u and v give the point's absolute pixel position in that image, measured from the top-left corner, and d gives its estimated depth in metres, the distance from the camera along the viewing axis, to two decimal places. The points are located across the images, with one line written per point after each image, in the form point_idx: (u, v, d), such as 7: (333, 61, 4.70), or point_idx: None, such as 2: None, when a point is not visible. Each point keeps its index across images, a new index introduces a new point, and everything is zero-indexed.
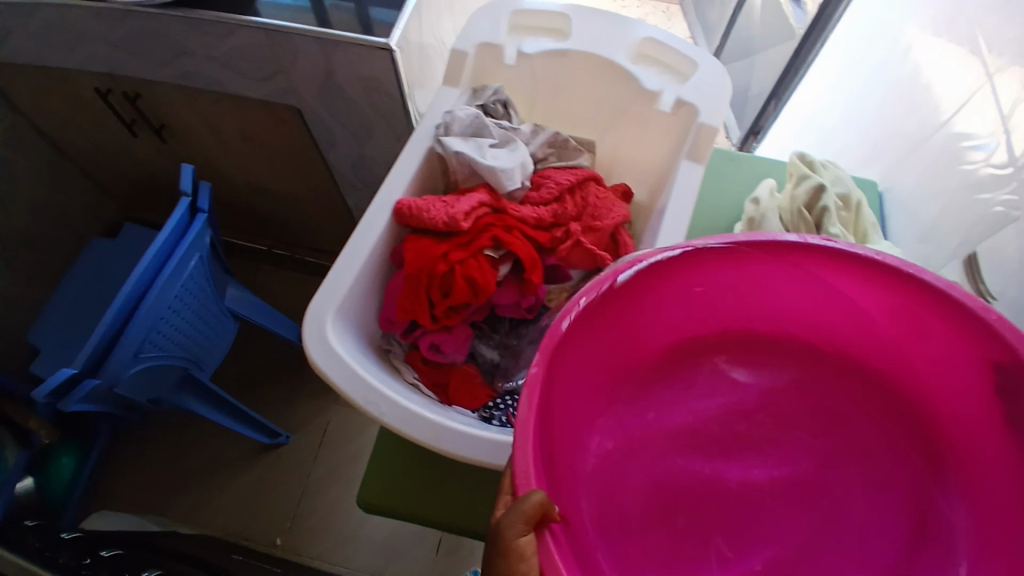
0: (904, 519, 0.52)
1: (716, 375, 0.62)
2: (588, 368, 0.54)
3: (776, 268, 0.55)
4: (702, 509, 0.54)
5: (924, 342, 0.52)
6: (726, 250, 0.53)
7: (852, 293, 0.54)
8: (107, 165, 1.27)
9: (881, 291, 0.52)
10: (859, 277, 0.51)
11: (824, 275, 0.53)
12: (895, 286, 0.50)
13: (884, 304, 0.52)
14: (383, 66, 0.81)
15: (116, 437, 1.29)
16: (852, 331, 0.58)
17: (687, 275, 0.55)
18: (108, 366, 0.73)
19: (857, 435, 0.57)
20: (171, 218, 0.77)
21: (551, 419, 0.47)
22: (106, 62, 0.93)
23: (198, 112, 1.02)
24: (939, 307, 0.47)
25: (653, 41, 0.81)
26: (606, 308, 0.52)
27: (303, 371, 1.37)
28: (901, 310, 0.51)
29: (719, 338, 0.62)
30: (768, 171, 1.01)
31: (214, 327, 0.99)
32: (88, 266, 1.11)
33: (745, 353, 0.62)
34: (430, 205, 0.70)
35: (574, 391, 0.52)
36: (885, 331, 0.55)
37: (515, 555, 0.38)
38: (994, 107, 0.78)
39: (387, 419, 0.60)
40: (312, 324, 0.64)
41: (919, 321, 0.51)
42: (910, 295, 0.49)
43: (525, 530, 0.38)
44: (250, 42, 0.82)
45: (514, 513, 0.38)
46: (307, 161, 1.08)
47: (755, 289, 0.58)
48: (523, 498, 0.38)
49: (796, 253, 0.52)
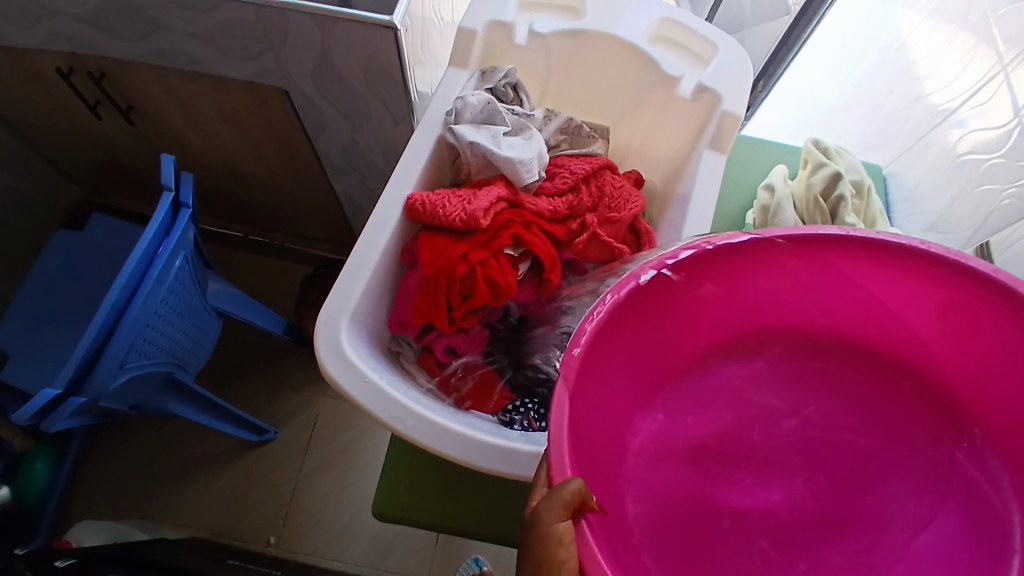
0: (960, 519, 0.49)
1: (750, 372, 0.58)
2: (622, 374, 0.52)
3: (814, 267, 0.53)
4: (740, 509, 0.51)
5: (971, 339, 0.50)
6: (759, 249, 0.51)
7: (892, 291, 0.52)
8: (69, 151, 1.19)
9: (923, 288, 0.50)
10: (900, 271, 0.50)
11: (867, 272, 0.51)
12: (941, 280, 0.48)
13: (926, 299, 0.51)
14: (379, 44, 0.75)
15: (92, 439, 1.23)
16: (894, 331, 0.55)
17: (724, 273, 0.53)
18: (94, 379, 0.69)
19: (903, 433, 0.54)
20: (157, 215, 0.72)
21: (583, 420, 0.45)
22: (77, 39, 0.86)
23: (173, 92, 0.95)
24: (995, 298, 0.46)
25: (671, 21, 0.76)
26: (639, 308, 0.50)
27: (288, 363, 1.31)
28: (945, 305, 0.50)
29: (760, 340, 0.59)
30: (773, 157, 0.97)
31: (200, 325, 0.93)
32: (55, 259, 1.04)
33: (787, 353, 0.58)
34: (444, 201, 0.66)
35: (606, 393, 0.49)
36: (928, 331, 0.53)
37: (553, 541, 0.37)
38: (1008, 97, 0.75)
39: (414, 435, 0.56)
40: (324, 327, 0.59)
41: (968, 316, 0.49)
42: (958, 288, 0.48)
43: (564, 516, 0.37)
44: (236, 18, 0.76)
45: (552, 499, 0.37)
46: (293, 145, 1.02)
47: (792, 291, 0.56)
48: (562, 485, 0.37)
49: (837, 247, 0.50)
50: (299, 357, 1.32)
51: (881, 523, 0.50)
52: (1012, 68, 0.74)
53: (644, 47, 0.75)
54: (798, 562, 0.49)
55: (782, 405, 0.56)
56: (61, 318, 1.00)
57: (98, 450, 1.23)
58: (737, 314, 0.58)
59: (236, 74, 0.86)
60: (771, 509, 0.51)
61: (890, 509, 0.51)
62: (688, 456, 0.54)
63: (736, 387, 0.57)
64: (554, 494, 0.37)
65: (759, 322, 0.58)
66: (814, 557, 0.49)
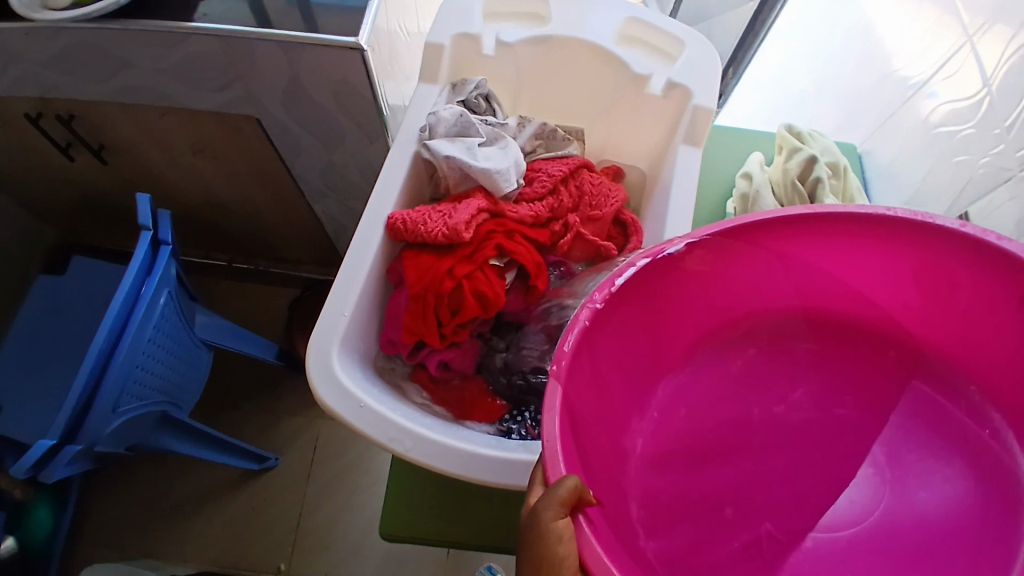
0: (963, 478, 0.50)
1: (743, 361, 0.58)
2: (612, 375, 0.52)
3: (792, 250, 0.53)
4: (742, 492, 0.52)
5: (955, 298, 0.50)
6: (733, 239, 0.51)
7: (870, 262, 0.52)
8: (44, 195, 1.18)
9: (899, 255, 0.50)
10: (875, 242, 0.50)
11: (846, 246, 0.51)
12: (915, 245, 0.49)
13: (903, 267, 0.51)
14: (348, 66, 0.75)
15: (92, 483, 1.22)
16: (877, 302, 0.55)
17: (705, 265, 0.53)
18: (88, 426, 0.68)
19: (897, 406, 0.55)
20: (137, 253, 0.71)
21: (576, 425, 0.45)
22: (42, 83, 0.85)
23: (145, 128, 0.94)
24: (973, 256, 0.46)
25: (637, 20, 0.77)
26: (621, 309, 0.50)
27: (283, 388, 1.31)
28: (925, 270, 0.50)
29: (747, 328, 0.59)
30: (749, 145, 0.98)
31: (190, 360, 0.92)
32: (39, 306, 1.02)
33: (774, 338, 0.59)
34: (425, 217, 0.66)
35: (598, 397, 0.50)
36: (910, 296, 0.53)
37: (552, 539, 0.37)
38: (977, 68, 0.75)
39: (415, 455, 0.56)
40: (316, 355, 0.59)
41: (947, 276, 0.49)
42: (933, 249, 0.48)
43: (561, 513, 0.37)
44: (201, 50, 0.76)
45: (548, 498, 0.38)
46: (270, 171, 1.01)
47: (773, 276, 0.56)
48: (557, 483, 0.38)
49: (812, 226, 0.50)
50: (294, 382, 1.31)
51: (886, 490, 0.50)
52: (978, 37, 0.75)
53: (612, 48, 0.76)
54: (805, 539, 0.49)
55: (775, 390, 0.56)
56: (50, 365, 0.99)
57: (99, 493, 1.21)
58: (725, 305, 0.58)
59: (207, 105, 0.86)
60: (774, 488, 0.52)
61: (893, 478, 0.51)
62: (688, 452, 0.54)
63: (731, 376, 0.57)
64: (550, 495, 0.38)
65: (746, 312, 0.58)
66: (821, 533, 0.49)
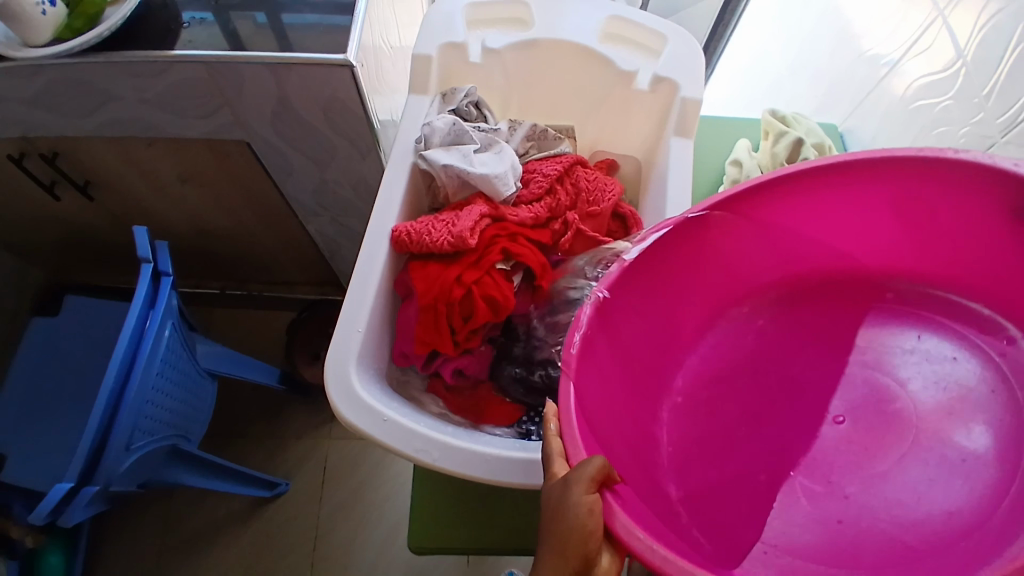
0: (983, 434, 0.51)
1: (749, 331, 0.62)
2: (627, 362, 0.56)
3: (779, 216, 0.58)
4: (772, 457, 0.54)
5: (933, 222, 0.55)
6: (720, 216, 0.56)
7: (853, 211, 0.57)
8: (29, 236, 1.16)
9: (876, 196, 0.55)
10: (851, 188, 0.55)
11: (829, 200, 0.56)
12: (887, 181, 0.53)
13: (882, 207, 0.56)
14: (338, 83, 0.75)
15: (101, 526, 1.20)
16: (868, 248, 0.60)
17: (697, 247, 0.58)
18: (104, 465, 0.67)
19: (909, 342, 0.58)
20: (138, 288, 0.70)
21: (594, 417, 0.49)
22: (25, 123, 0.83)
23: (131, 160, 0.93)
24: (944, 177, 0.51)
25: (618, 18, 0.78)
26: (624, 299, 0.54)
27: (287, 412, 1.29)
28: (902, 204, 0.55)
29: (748, 299, 0.63)
30: (734, 133, 1.00)
31: (196, 390, 0.91)
32: (35, 350, 1.00)
33: (776, 308, 0.63)
34: (429, 227, 0.67)
35: (614, 385, 0.53)
36: (894, 233, 0.58)
37: (581, 514, 0.40)
38: (949, 41, 0.78)
39: (443, 464, 0.56)
40: (334, 373, 0.59)
41: (922, 204, 0.54)
42: (904, 181, 0.53)
43: (591, 489, 0.40)
44: (188, 78, 0.75)
45: (577, 475, 0.40)
46: (261, 195, 1.01)
47: (765, 247, 0.61)
48: (585, 461, 0.40)
49: (790, 185, 0.55)
50: (297, 405, 1.30)
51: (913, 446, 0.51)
52: (950, 10, 0.77)
53: (597, 47, 0.77)
54: (844, 487, 0.51)
55: (785, 354, 0.60)
56: (52, 408, 0.97)
57: (110, 535, 1.19)
58: (722, 288, 0.62)
59: (195, 132, 0.86)
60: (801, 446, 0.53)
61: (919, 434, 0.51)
62: (711, 433, 0.57)
63: (745, 347, 0.61)
64: (579, 474, 0.40)
65: (744, 286, 0.63)
66: (857, 473, 0.51)
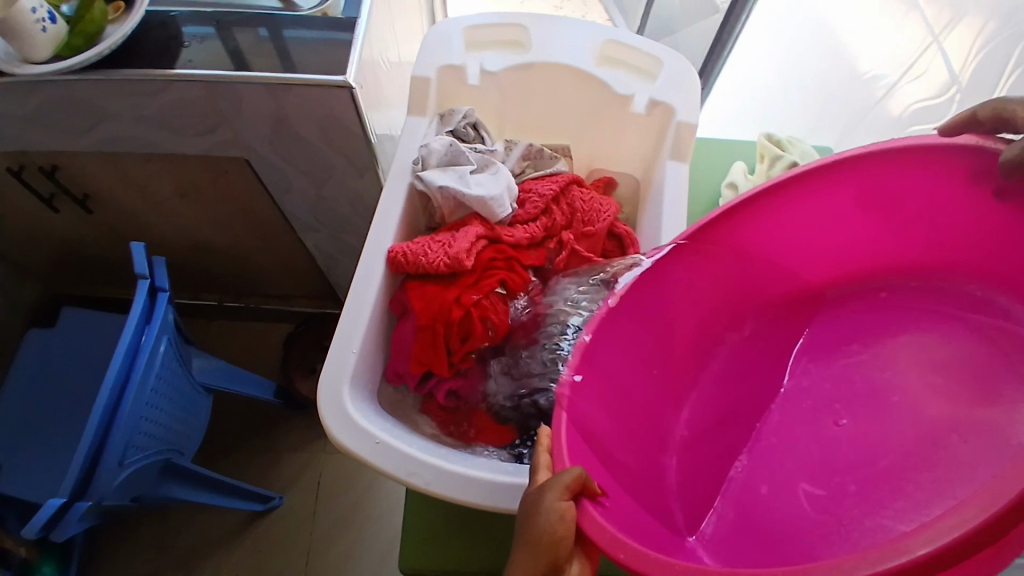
0: None
1: (741, 350, 0.66)
2: (633, 383, 0.59)
3: (760, 229, 0.61)
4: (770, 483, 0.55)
5: (904, 212, 0.57)
6: (704, 238, 0.59)
7: (827, 216, 0.60)
8: (27, 249, 1.16)
9: (844, 198, 0.57)
10: (819, 194, 0.57)
11: (803, 208, 0.59)
12: (848, 181, 0.56)
13: (852, 207, 0.58)
14: (337, 104, 0.75)
15: (93, 541, 1.19)
16: (855, 251, 0.63)
17: (691, 271, 0.61)
18: (97, 483, 0.67)
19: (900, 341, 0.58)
20: (135, 305, 0.71)
21: (593, 437, 0.51)
22: (25, 139, 0.84)
23: (129, 176, 0.94)
24: (892, 167, 0.53)
25: (614, 41, 0.79)
26: (627, 325, 0.56)
27: (282, 427, 1.29)
28: (866, 200, 0.57)
29: (743, 317, 0.67)
30: (730, 155, 1.01)
31: (191, 405, 0.91)
32: (30, 364, 1.00)
33: (762, 325, 0.67)
34: (425, 248, 0.67)
35: (616, 404, 0.56)
36: (872, 231, 0.60)
37: (553, 517, 0.41)
38: (945, 68, 0.79)
39: (436, 488, 0.56)
40: (328, 392, 0.59)
41: (885, 198, 0.56)
42: (862, 179, 0.55)
43: (565, 496, 0.42)
44: (187, 96, 0.76)
45: (554, 482, 0.42)
46: (259, 211, 1.01)
47: (754, 264, 0.64)
48: (564, 469, 0.43)
49: (766, 200, 0.58)
50: (293, 419, 1.30)
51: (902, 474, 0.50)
52: (944, 36, 0.79)
53: (593, 70, 0.77)
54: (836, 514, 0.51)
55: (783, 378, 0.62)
56: (44, 421, 0.97)
57: (102, 551, 1.19)
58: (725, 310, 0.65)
59: (194, 150, 0.86)
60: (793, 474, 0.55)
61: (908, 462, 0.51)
62: (715, 454, 0.60)
63: (739, 366, 0.65)
64: (555, 479, 0.42)
65: (738, 305, 0.66)
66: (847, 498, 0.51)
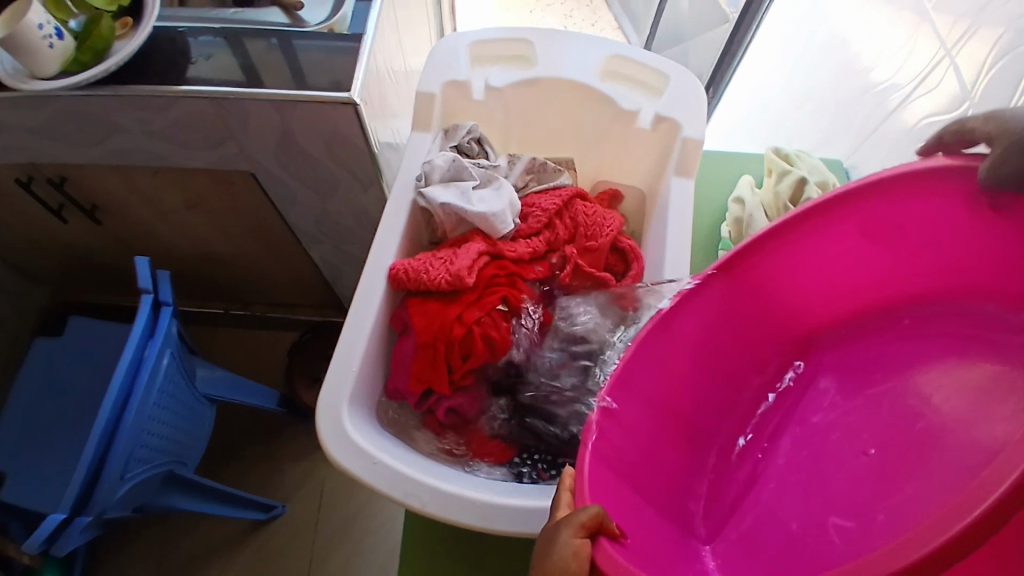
0: None
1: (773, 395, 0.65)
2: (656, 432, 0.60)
3: (774, 273, 0.61)
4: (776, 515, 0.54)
5: (907, 235, 0.54)
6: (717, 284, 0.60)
7: (838, 254, 0.59)
8: (36, 257, 1.17)
9: (850, 235, 0.57)
10: (825, 233, 0.58)
11: (813, 248, 0.59)
12: (848, 217, 0.56)
13: (859, 240, 0.57)
14: (341, 120, 0.75)
15: (97, 547, 1.20)
16: (871, 282, 0.59)
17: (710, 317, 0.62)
18: (98, 496, 0.67)
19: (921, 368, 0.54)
20: (138, 318, 0.71)
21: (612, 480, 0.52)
22: (33, 151, 0.85)
23: (136, 187, 0.94)
24: (885, 195, 0.53)
25: (620, 56, 0.78)
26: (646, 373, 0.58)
27: (286, 435, 1.29)
28: (870, 232, 0.56)
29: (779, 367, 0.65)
30: (737, 169, 1.00)
31: (194, 416, 0.91)
32: (37, 373, 1.01)
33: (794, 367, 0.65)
34: (427, 265, 0.67)
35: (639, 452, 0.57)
36: (882, 259, 0.57)
37: (568, 554, 0.42)
38: (957, 83, 0.78)
39: (432, 509, 0.55)
40: (327, 410, 0.59)
41: (885, 227, 0.55)
42: (860, 212, 0.55)
43: (581, 533, 0.42)
44: (192, 111, 0.76)
45: (572, 520, 0.43)
46: (264, 222, 1.01)
47: (778, 310, 0.64)
48: (581, 507, 0.43)
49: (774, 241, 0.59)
50: (297, 428, 1.30)
51: None
52: (957, 51, 0.77)
53: (598, 85, 0.77)
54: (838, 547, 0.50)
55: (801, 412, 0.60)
56: (51, 430, 0.97)
57: (107, 557, 1.19)
58: (741, 353, 0.65)
59: (199, 163, 0.87)
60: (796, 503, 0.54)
61: None
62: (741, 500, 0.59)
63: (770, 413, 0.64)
64: (572, 517, 0.43)
65: (769, 353, 0.65)
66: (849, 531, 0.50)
